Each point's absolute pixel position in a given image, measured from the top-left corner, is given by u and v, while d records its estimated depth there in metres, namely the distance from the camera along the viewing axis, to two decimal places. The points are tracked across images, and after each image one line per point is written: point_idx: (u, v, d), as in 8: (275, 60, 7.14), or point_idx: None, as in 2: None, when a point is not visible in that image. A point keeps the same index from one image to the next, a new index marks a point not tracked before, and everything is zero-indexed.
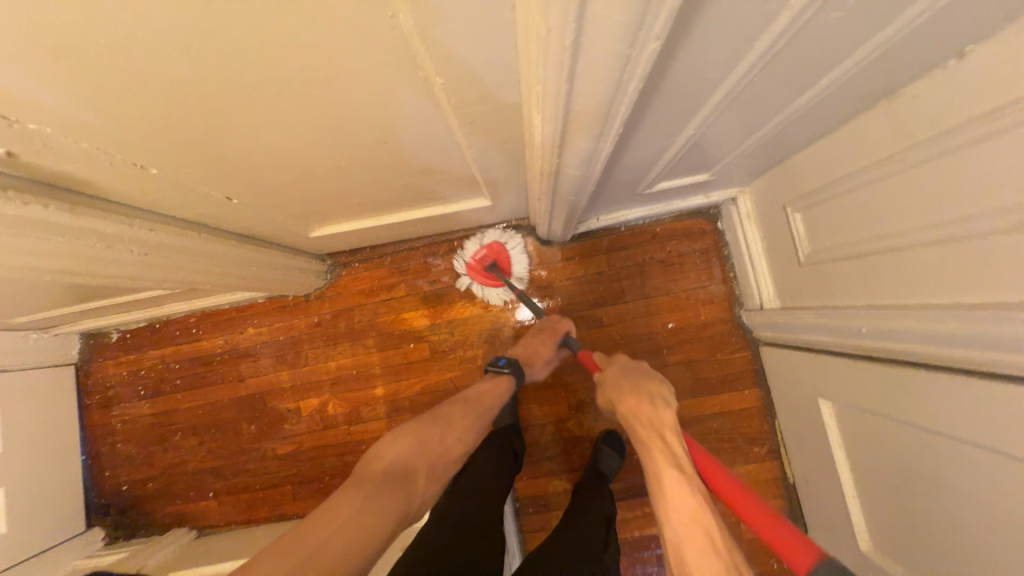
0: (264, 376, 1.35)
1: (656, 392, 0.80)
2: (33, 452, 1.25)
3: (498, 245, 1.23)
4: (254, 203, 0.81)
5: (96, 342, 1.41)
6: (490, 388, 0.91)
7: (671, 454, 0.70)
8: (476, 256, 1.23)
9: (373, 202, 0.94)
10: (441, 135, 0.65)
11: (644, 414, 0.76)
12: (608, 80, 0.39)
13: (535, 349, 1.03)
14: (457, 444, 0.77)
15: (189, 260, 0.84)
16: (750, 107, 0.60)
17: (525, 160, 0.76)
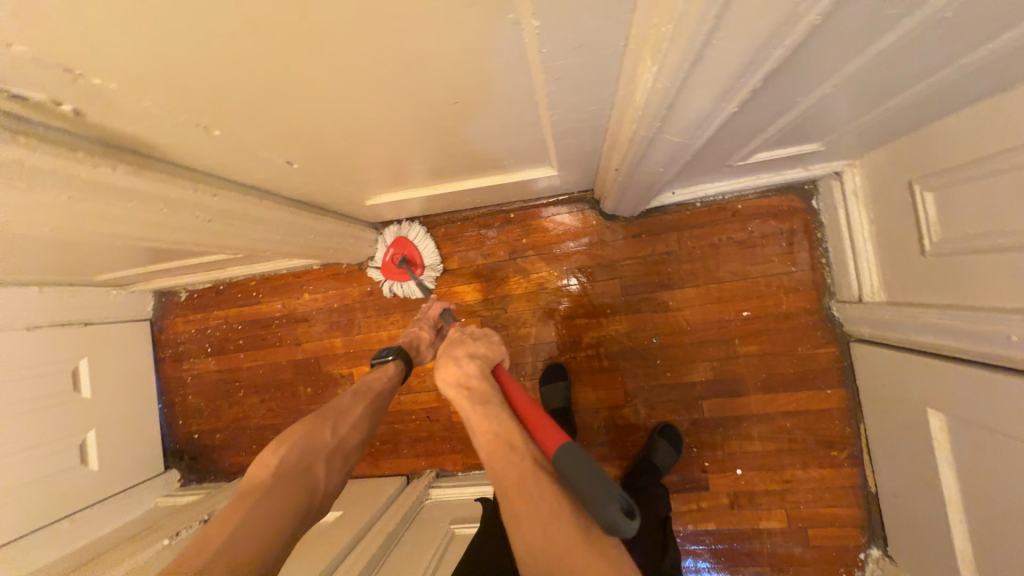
0: (319, 342, 1.37)
1: (476, 350, 0.79)
2: (118, 398, 1.36)
3: (403, 241, 1.23)
4: (313, 169, 0.77)
5: (168, 300, 1.48)
6: (377, 374, 0.87)
7: (482, 394, 0.71)
8: (386, 256, 1.24)
9: (432, 168, 0.88)
10: (519, 92, 0.57)
11: (450, 370, 0.74)
12: (776, 13, 0.30)
13: (419, 336, 0.98)
14: (351, 438, 0.76)
15: (249, 227, 0.82)
16: (915, 63, 0.47)
17: (609, 123, 0.66)
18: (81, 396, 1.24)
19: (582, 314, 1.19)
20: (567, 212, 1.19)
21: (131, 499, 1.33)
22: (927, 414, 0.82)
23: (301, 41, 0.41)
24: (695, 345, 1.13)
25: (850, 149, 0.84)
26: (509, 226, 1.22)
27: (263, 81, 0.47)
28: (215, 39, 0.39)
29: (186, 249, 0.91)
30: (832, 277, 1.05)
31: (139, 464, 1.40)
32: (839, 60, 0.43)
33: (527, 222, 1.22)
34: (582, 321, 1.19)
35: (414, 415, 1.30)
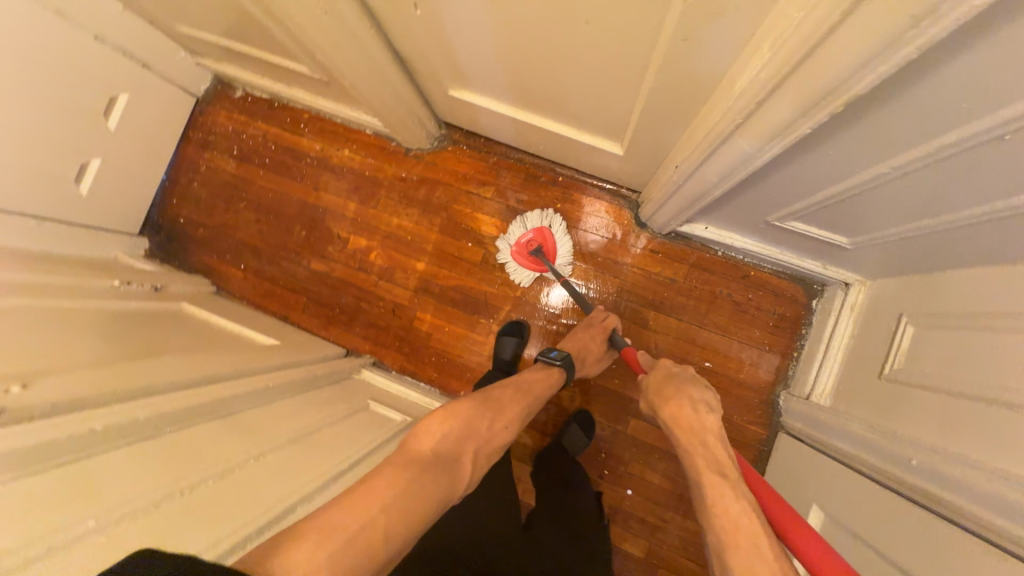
0: (333, 197, 1.40)
1: (708, 400, 0.81)
2: (138, 147, 1.39)
3: (545, 230, 1.24)
4: (432, 25, 0.82)
5: (223, 90, 1.51)
6: (540, 378, 0.95)
7: (722, 470, 0.72)
8: (523, 239, 1.25)
9: (524, 86, 0.92)
10: (639, 43, 0.62)
11: (684, 415, 0.79)
12: (886, 31, 0.36)
13: (587, 350, 1.05)
14: (502, 435, 0.81)
15: (350, 46, 0.87)
16: (958, 186, 0.53)
17: (693, 118, 0.72)
18: (105, 124, 1.25)
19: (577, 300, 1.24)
20: (608, 201, 1.25)
21: (97, 239, 1.35)
22: (811, 509, 0.90)
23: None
24: None
25: (871, 266, 0.91)
26: (553, 187, 1.27)
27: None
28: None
29: (280, 34, 0.93)
30: (793, 371, 1.12)
31: (120, 214, 1.42)
32: (914, 139, 0.49)
33: (570, 192, 1.27)
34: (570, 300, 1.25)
35: (383, 303, 1.35)
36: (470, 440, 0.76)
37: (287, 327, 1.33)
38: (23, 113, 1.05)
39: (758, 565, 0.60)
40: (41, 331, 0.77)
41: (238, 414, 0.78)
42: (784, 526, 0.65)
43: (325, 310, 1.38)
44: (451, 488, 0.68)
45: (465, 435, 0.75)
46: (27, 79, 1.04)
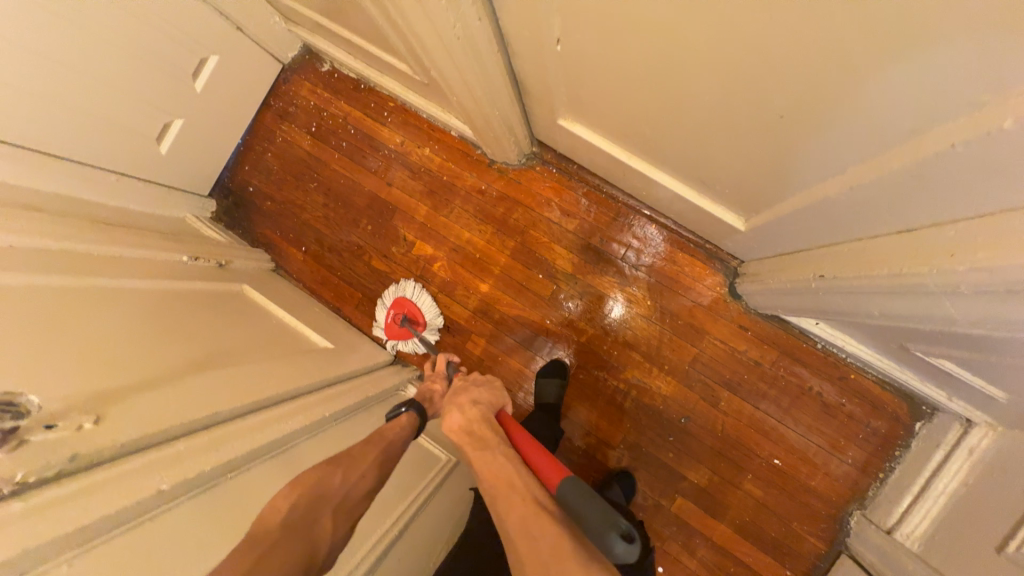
0: (407, 195, 1.33)
1: (477, 398, 0.85)
2: (221, 111, 1.34)
3: (403, 301, 1.29)
4: (568, 62, 0.71)
5: (310, 60, 1.43)
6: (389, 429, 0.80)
7: (482, 435, 0.77)
8: (388, 318, 1.30)
9: (654, 138, 0.80)
10: (845, 157, 0.51)
11: (453, 419, 0.81)
12: None
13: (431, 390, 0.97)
14: (359, 490, 0.65)
15: (469, 69, 0.78)
16: None
17: (870, 240, 0.59)
18: (192, 87, 1.21)
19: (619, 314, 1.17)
20: (701, 261, 1.13)
21: (168, 198, 1.33)
22: None
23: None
24: (712, 450, 1.10)
25: (1011, 418, 0.78)
26: (643, 233, 1.16)
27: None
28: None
29: (391, 33, 0.84)
30: (874, 493, 1.02)
31: (194, 175, 1.39)
32: None
33: (660, 242, 1.15)
34: (636, 357, 1.15)
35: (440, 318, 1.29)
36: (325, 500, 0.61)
37: (339, 324, 1.30)
38: (110, 66, 1.01)
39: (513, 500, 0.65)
40: (115, 324, 0.74)
41: (294, 449, 0.75)
42: (520, 444, 0.76)
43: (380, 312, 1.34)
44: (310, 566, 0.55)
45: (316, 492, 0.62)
46: (119, 32, 0.98)
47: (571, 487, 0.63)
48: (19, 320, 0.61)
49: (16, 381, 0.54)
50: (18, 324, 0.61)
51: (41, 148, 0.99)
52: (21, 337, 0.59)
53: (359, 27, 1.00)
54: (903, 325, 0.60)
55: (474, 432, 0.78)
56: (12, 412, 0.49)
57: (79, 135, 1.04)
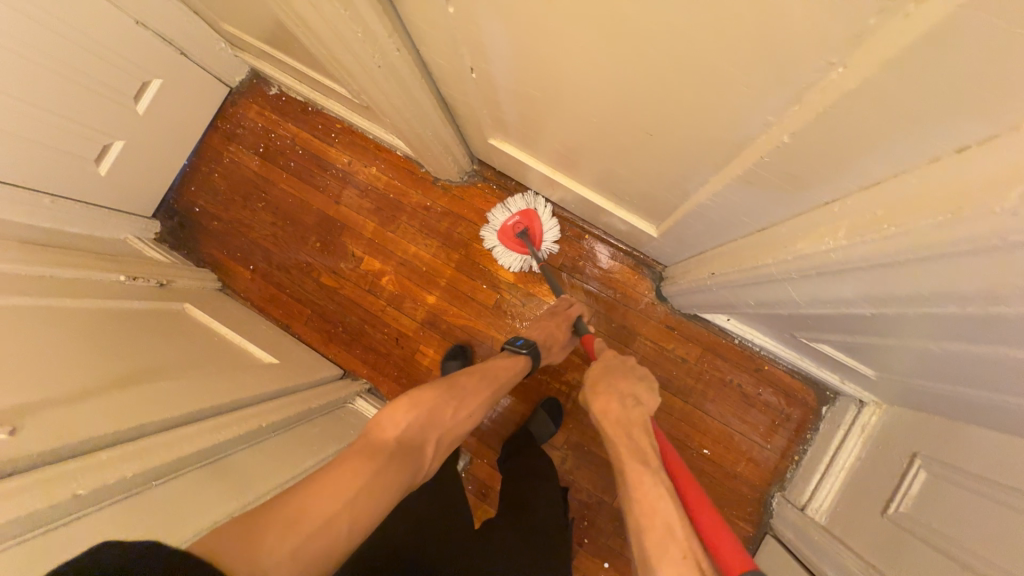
0: (354, 213, 1.37)
1: (639, 395, 0.86)
2: (164, 133, 1.35)
3: (531, 213, 1.22)
4: (483, 88, 0.79)
5: (257, 84, 1.46)
6: (506, 365, 0.96)
7: (639, 446, 0.77)
8: (508, 222, 1.22)
9: (571, 155, 0.89)
10: (702, 168, 0.60)
11: (612, 407, 0.85)
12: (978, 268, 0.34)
13: (553, 336, 1.06)
14: (467, 424, 0.84)
15: (397, 95, 0.84)
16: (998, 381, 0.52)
17: (739, 239, 0.69)
18: (134, 109, 1.22)
19: (614, 304, 1.21)
20: (632, 267, 1.22)
21: (107, 220, 1.31)
22: None
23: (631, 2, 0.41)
24: None
25: (889, 394, 0.89)
26: (578, 243, 1.25)
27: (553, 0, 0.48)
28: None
29: (326, 60, 0.90)
30: (791, 474, 1.11)
31: (136, 196, 1.38)
32: (968, 338, 0.46)
33: (593, 250, 1.24)
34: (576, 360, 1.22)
35: (389, 330, 1.32)
36: (434, 429, 0.78)
37: (287, 340, 1.30)
38: (40, 89, 1.00)
39: (665, 535, 0.62)
40: (39, 344, 0.73)
41: (227, 459, 0.76)
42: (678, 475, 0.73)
43: (329, 327, 1.35)
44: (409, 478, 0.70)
45: (424, 430, 0.76)
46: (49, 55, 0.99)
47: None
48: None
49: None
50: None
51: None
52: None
53: (300, 54, 1.05)
54: (774, 311, 0.69)
55: (630, 433, 0.80)
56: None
57: (8, 157, 1.03)
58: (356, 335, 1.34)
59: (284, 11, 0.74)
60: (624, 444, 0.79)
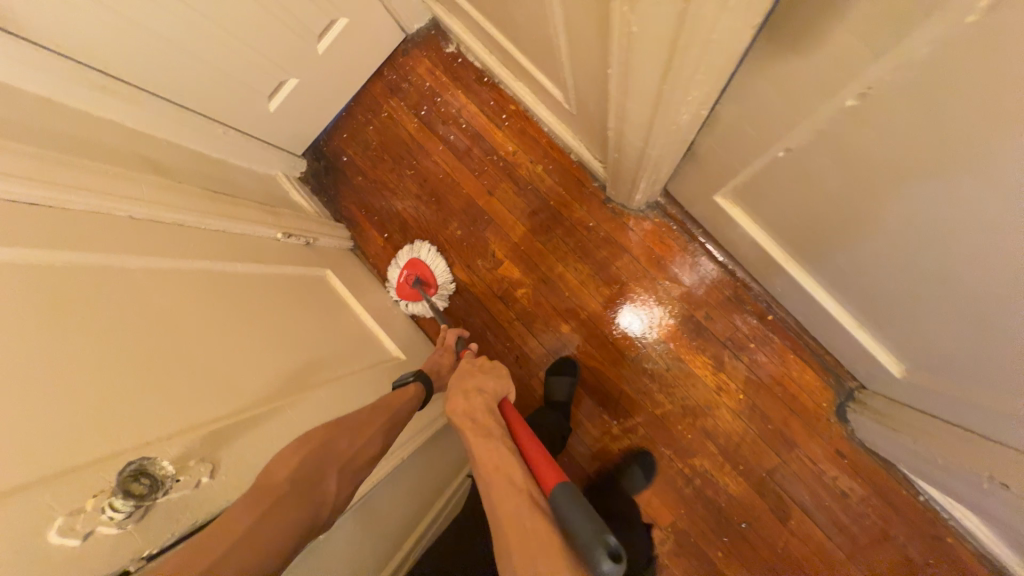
0: (506, 210, 1.24)
1: (485, 386, 0.80)
2: (334, 76, 1.26)
3: (417, 262, 1.27)
4: (780, 167, 0.60)
5: (435, 37, 1.32)
6: (399, 395, 0.78)
7: (485, 424, 0.71)
8: (399, 278, 1.28)
9: (844, 265, 0.69)
10: None
11: (456, 402, 0.76)
12: None
13: (440, 362, 0.97)
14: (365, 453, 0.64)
15: (652, 145, 0.67)
16: None
17: None
18: (314, 48, 1.13)
19: (630, 334, 1.14)
20: (812, 369, 1.04)
21: (264, 155, 1.27)
22: None
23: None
24: (766, 566, 1.02)
25: None
26: (756, 321, 1.07)
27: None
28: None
29: (564, 63, 0.73)
30: None
31: (293, 134, 1.32)
32: None
33: (771, 335, 1.06)
34: (709, 448, 1.08)
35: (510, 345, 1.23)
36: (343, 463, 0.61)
37: (408, 326, 1.25)
38: (235, 16, 0.92)
39: (509, 489, 0.59)
40: (216, 334, 0.70)
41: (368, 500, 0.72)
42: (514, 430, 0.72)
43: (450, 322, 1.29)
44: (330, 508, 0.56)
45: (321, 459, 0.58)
46: None
47: (565, 493, 0.56)
48: (128, 336, 0.58)
49: (128, 421, 0.50)
50: (128, 337, 0.57)
51: (148, 89, 0.93)
52: (136, 358, 0.56)
53: (516, 34, 0.89)
54: None
55: (477, 419, 0.72)
56: (159, 487, 0.44)
57: (190, 83, 0.97)
58: None
59: (564, 13, 0.57)
60: (469, 428, 0.71)
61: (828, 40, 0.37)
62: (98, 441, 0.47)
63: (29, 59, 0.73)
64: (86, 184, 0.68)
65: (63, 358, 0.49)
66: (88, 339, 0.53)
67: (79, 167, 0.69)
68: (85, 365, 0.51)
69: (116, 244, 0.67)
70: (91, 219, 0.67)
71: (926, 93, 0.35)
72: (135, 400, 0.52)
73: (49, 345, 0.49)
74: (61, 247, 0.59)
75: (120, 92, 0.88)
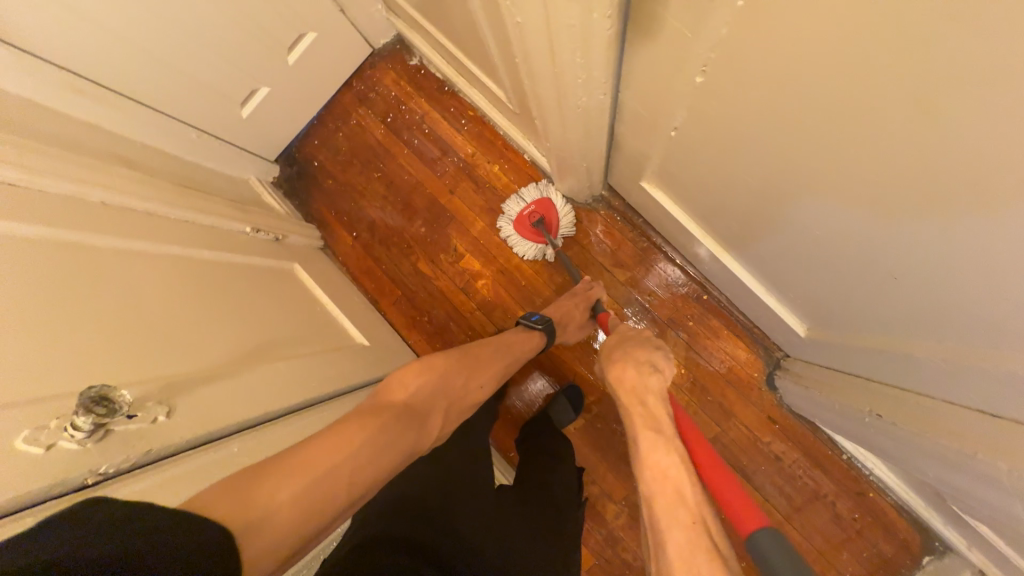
0: (466, 206, 1.33)
1: (657, 362, 0.77)
2: (304, 86, 1.35)
3: (546, 202, 1.21)
4: (675, 146, 0.70)
5: (399, 51, 1.43)
6: (523, 340, 0.97)
7: (654, 417, 0.69)
8: (524, 211, 1.22)
9: (744, 234, 0.79)
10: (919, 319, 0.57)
11: (628, 376, 0.76)
12: None
13: (569, 315, 1.07)
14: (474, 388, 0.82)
15: (571, 134, 0.76)
16: None
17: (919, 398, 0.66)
18: (284, 59, 1.22)
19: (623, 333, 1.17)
20: (745, 344, 1.13)
21: (236, 159, 1.34)
22: None
23: (892, 261, 0.52)
24: None
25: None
26: (694, 301, 1.16)
27: (881, 127, 0.39)
28: (981, 99, 0.30)
29: (499, 67, 0.83)
30: None
31: (266, 141, 1.40)
32: None
33: (708, 314, 1.15)
34: None
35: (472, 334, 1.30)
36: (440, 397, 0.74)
37: (376, 319, 1.31)
38: (210, 28, 1.01)
39: (657, 444, 0.64)
40: (183, 308, 0.76)
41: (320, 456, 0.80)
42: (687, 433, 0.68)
43: (416, 314, 1.35)
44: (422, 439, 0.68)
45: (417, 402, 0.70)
46: None
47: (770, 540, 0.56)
48: (99, 303, 0.63)
49: (91, 366, 0.56)
50: (97, 302, 0.63)
51: (123, 93, 1.00)
52: (105, 318, 0.62)
53: (463, 45, 0.99)
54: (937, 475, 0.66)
55: (645, 402, 0.72)
56: (116, 410, 0.49)
57: (166, 89, 1.05)
58: (440, 330, 1.33)
59: (486, 19, 0.67)
60: (637, 412, 0.71)
61: (667, 27, 0.46)
62: (66, 380, 0.53)
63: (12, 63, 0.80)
64: (57, 171, 0.75)
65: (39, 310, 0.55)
66: (60, 299, 0.59)
67: (53, 157, 0.76)
68: (57, 318, 0.56)
69: (86, 223, 0.73)
70: (62, 202, 0.73)
71: (740, 64, 0.45)
72: (100, 353, 0.58)
73: (24, 298, 0.54)
74: (35, 222, 0.65)
75: (97, 95, 0.95)
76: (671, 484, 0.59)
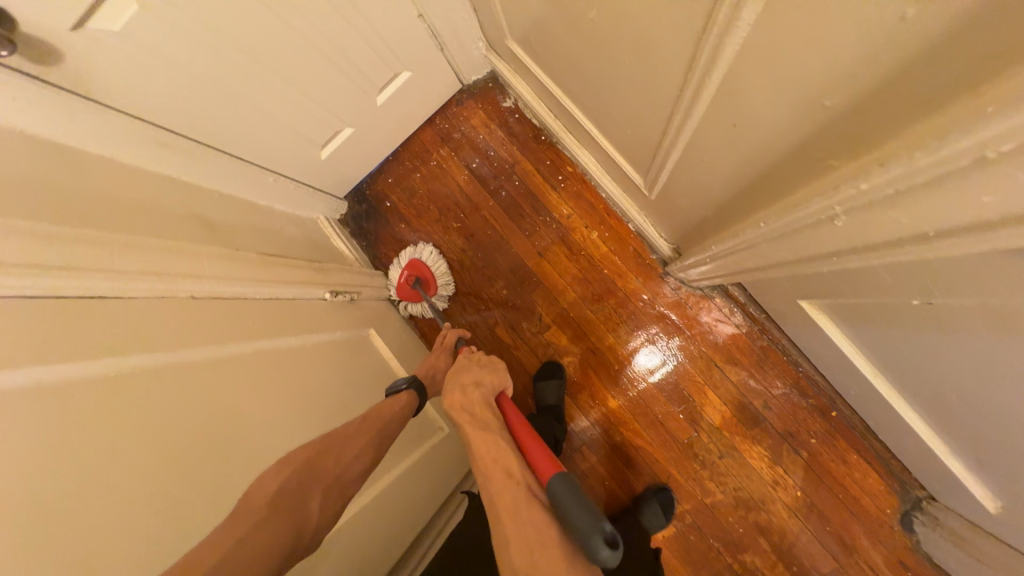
0: (556, 273, 1.20)
1: (481, 378, 0.76)
2: (389, 124, 1.22)
3: (416, 263, 1.26)
4: (913, 312, 0.55)
5: (492, 90, 1.29)
6: (387, 404, 0.78)
7: (480, 418, 0.69)
8: (400, 278, 1.25)
9: (954, 404, 0.65)
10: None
11: (453, 397, 0.72)
12: None
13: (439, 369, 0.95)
14: (354, 469, 0.63)
15: (762, 269, 0.62)
16: None
17: None
18: (374, 99, 1.09)
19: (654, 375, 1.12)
20: (880, 473, 0.99)
21: (309, 201, 1.22)
22: None
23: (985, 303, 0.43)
24: None
25: None
26: (819, 416, 1.02)
27: None
28: None
29: (667, 165, 0.69)
30: None
31: (342, 178, 1.28)
32: None
33: (834, 433, 1.02)
34: (762, 545, 1.02)
35: None
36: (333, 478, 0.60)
37: None
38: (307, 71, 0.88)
39: (485, 447, 0.64)
40: (274, 442, 0.66)
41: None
42: (512, 424, 0.70)
43: None
44: (307, 539, 0.53)
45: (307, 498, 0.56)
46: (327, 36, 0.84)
47: (562, 486, 0.56)
48: (192, 472, 0.54)
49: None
50: (182, 472, 0.53)
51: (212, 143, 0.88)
52: (186, 500, 0.52)
53: (598, 114, 0.85)
54: None
55: (478, 413, 0.70)
56: None
57: (252, 138, 0.93)
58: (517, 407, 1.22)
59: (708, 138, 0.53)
60: (467, 425, 0.68)
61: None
62: None
63: (106, 126, 0.69)
64: (150, 267, 0.63)
65: (119, 519, 0.45)
66: (144, 487, 0.49)
67: (145, 248, 0.64)
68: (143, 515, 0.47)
69: (178, 335, 0.62)
70: (155, 310, 0.62)
71: None
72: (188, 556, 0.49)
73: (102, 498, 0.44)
74: (132, 352, 0.54)
75: (187, 150, 0.83)
76: (497, 469, 0.61)
